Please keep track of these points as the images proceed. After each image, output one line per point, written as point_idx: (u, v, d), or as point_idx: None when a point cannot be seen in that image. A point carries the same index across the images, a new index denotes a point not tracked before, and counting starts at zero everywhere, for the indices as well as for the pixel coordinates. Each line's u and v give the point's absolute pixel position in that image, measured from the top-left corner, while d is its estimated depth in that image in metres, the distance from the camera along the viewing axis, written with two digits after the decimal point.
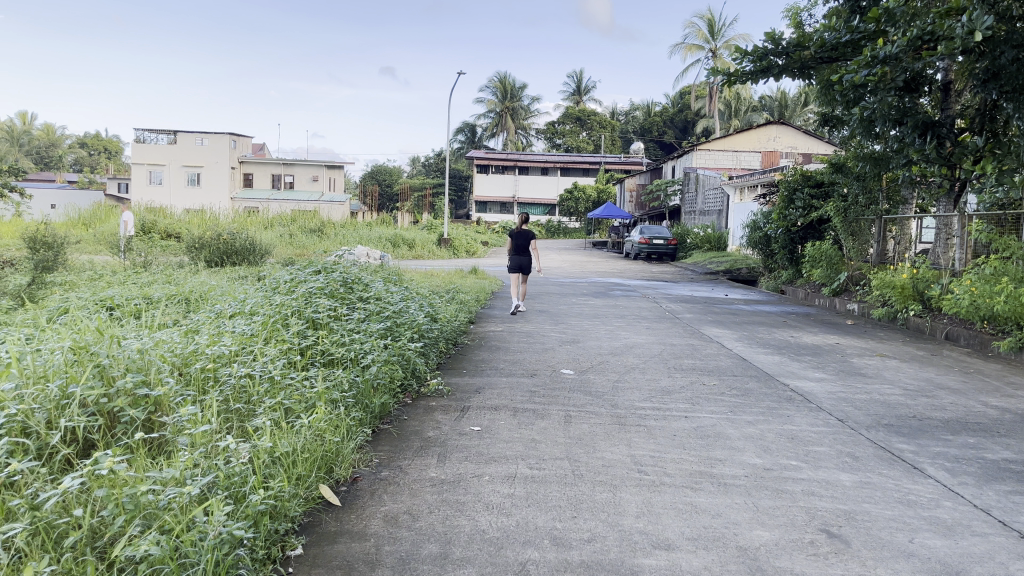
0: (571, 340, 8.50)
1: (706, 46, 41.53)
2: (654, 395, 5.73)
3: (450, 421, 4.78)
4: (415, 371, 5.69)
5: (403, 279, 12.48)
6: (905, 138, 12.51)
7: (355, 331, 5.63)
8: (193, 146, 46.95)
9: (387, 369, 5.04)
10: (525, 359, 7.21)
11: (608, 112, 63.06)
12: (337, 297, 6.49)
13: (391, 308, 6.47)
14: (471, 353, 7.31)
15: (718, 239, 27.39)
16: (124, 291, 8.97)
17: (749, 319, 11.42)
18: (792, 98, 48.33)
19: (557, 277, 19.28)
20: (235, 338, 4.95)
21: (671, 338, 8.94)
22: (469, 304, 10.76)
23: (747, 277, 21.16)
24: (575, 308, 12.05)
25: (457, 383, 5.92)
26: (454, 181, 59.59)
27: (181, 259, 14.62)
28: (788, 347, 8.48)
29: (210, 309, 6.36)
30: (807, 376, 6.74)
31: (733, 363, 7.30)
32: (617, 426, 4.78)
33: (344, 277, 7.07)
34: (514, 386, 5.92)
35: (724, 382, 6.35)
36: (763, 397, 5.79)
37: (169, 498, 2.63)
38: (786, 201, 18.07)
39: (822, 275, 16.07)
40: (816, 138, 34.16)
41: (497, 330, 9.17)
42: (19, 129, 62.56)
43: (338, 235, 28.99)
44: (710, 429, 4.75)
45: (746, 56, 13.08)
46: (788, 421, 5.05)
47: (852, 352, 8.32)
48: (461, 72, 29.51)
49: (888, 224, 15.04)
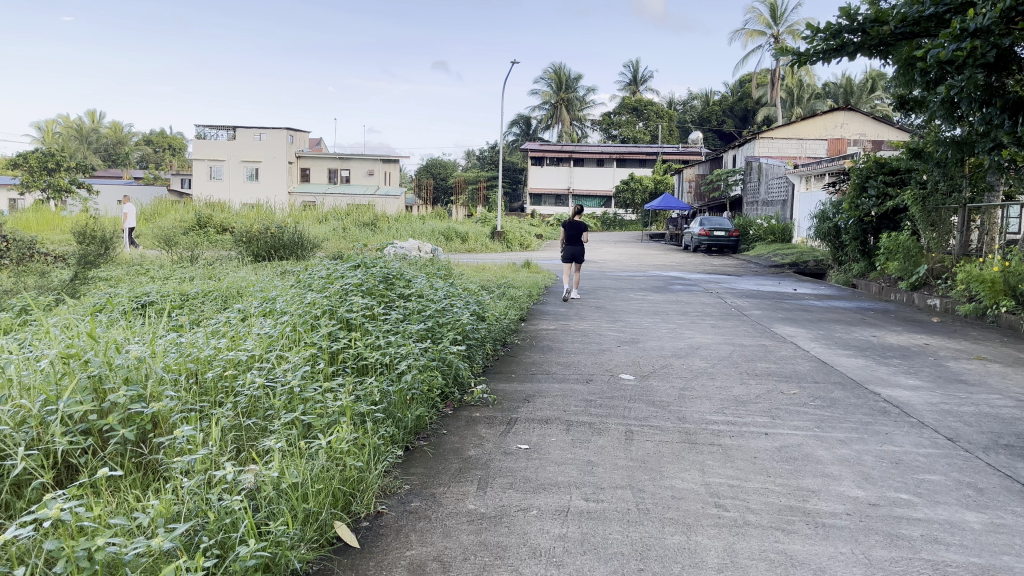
0: (630, 340, 7.85)
1: (768, 31, 40.06)
2: (726, 407, 5.05)
3: (494, 437, 4.22)
4: (458, 378, 5.15)
5: (452, 273, 11.99)
6: (993, 120, 11.51)
7: (392, 332, 5.13)
8: (251, 142, 47.50)
9: (425, 378, 4.51)
10: (579, 361, 6.58)
11: (664, 101, 61.63)
12: (375, 295, 5.99)
13: (433, 306, 5.93)
14: (520, 355, 6.72)
15: (782, 230, 26.20)
16: (161, 287, 8.63)
17: (823, 316, 10.56)
18: (858, 84, 46.38)
19: (614, 271, 18.56)
20: (257, 342, 4.48)
21: (740, 338, 8.17)
22: (520, 299, 10.20)
23: (814, 270, 20.08)
24: (633, 304, 11.37)
25: (503, 391, 5.35)
26: (508, 173, 59.10)
27: (229, 253, 14.40)
28: (872, 349, 7.64)
29: (238, 310, 5.94)
30: (900, 384, 5.96)
31: (812, 367, 6.54)
32: (686, 445, 4.13)
33: (384, 273, 6.58)
34: (568, 395, 5.32)
35: (806, 390, 5.62)
36: (853, 410, 5.05)
37: (133, 553, 2.13)
38: (858, 190, 16.97)
39: (899, 267, 14.95)
40: (886, 124, 32.53)
41: (550, 328, 8.55)
42: (87, 128, 64.70)
43: (392, 228, 28.78)
44: (797, 451, 4.06)
45: (818, 33, 12.15)
46: (889, 441, 4.32)
47: (947, 355, 7.44)
48: (515, 62, 28.94)
49: (972, 214, 14.01)
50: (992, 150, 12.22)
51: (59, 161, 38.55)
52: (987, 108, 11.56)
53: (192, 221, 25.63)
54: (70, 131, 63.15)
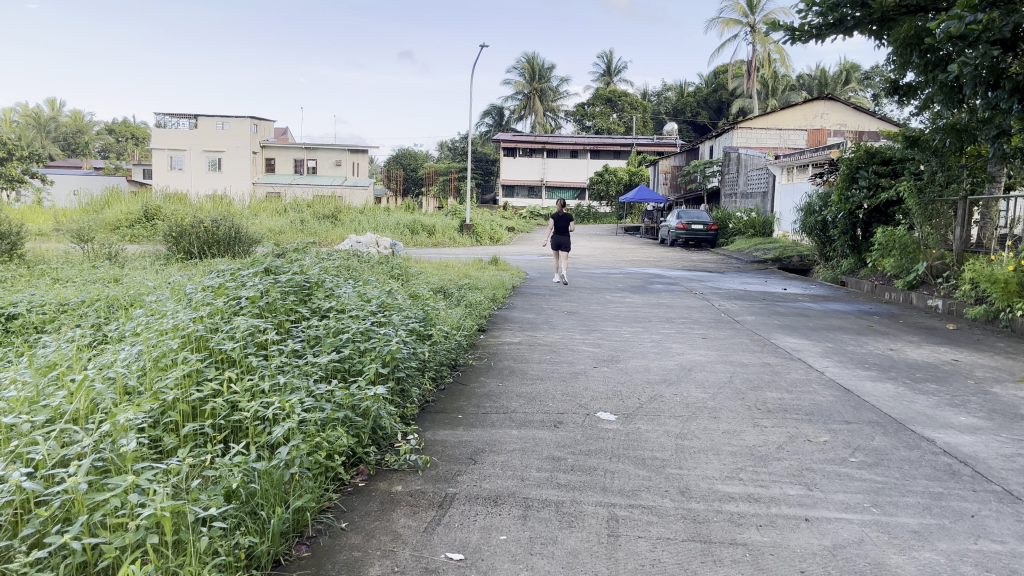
0: (610, 358, 6.53)
1: (744, 20, 38.83)
2: (742, 469, 3.73)
3: (416, 536, 2.88)
4: (379, 431, 3.80)
5: (404, 272, 10.59)
6: (1000, 104, 10.22)
7: (287, 370, 3.80)
8: (213, 130, 45.51)
9: (315, 448, 3.18)
10: (546, 391, 5.22)
11: (638, 92, 60.37)
12: (276, 312, 4.64)
13: (353, 328, 4.58)
14: (473, 383, 5.37)
15: (762, 224, 25.09)
16: (41, 293, 7.14)
17: (823, 322, 9.29)
18: (833, 75, 45.79)
19: (589, 267, 17.21)
20: (70, 398, 3.14)
21: (737, 354, 6.85)
22: (479, 305, 8.84)
23: (799, 266, 18.94)
24: (610, 308, 10.04)
25: (442, 444, 4.01)
26: (481, 164, 57.61)
27: (158, 250, 12.83)
28: (897, 369, 6.36)
29: (95, 337, 4.58)
30: (952, 424, 4.66)
31: (835, 397, 5.25)
32: (696, 551, 2.79)
33: (297, 283, 5.22)
34: (530, 449, 3.97)
35: (839, 437, 4.31)
36: (909, 472, 3.76)
37: None
38: (847, 180, 15.74)
39: (894, 264, 13.72)
40: (867, 114, 31.48)
41: (513, 341, 7.20)
42: (45, 116, 62.38)
43: (353, 221, 27.13)
44: (861, 559, 2.75)
45: (813, 6, 10.88)
46: (983, 533, 3.02)
47: (987, 376, 6.16)
48: (485, 46, 27.43)
49: (972, 205, 12.75)
50: (995, 138, 11.09)
51: (9, 150, 36.22)
52: (994, 92, 10.34)
53: (138, 216, 23.89)
54: (28, 120, 60.79)
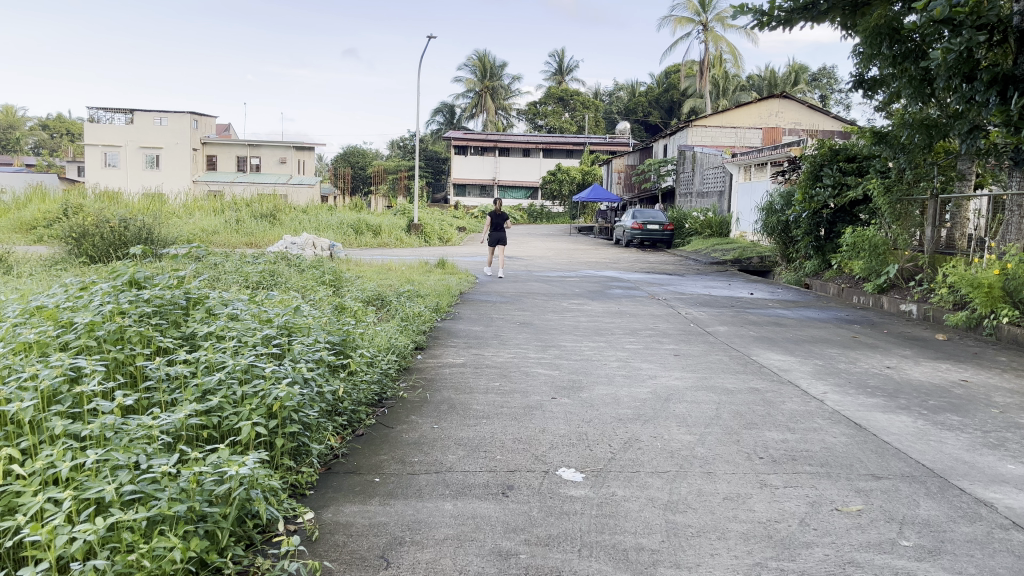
0: (572, 384, 5.44)
1: (697, 19, 38.24)
2: (762, 566, 2.67)
3: None
4: (249, 521, 2.67)
5: (336, 278, 9.38)
6: (975, 97, 9.13)
7: (107, 436, 2.65)
8: (150, 126, 43.28)
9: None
10: (493, 437, 4.11)
11: (590, 92, 59.77)
12: (119, 343, 3.45)
13: (226, 363, 3.42)
14: (400, 427, 4.21)
15: (719, 224, 24.39)
16: None
17: (802, 333, 8.37)
18: (782, 77, 45.70)
19: (542, 269, 16.17)
20: None
21: (718, 377, 5.81)
22: (417, 316, 7.68)
23: (759, 267, 18.19)
24: (568, 317, 8.99)
25: (346, 532, 2.86)
26: (431, 164, 56.32)
27: (57, 253, 11.31)
28: (906, 395, 5.39)
29: None
30: (1004, 478, 3.67)
31: (849, 440, 4.22)
32: None
33: (166, 301, 4.03)
34: (470, 540, 2.83)
35: (874, 504, 3.28)
36: (986, 564, 2.73)
37: None
38: (811, 178, 14.93)
39: (864, 267, 12.70)
40: (820, 113, 30.98)
41: (456, 363, 6.06)
42: None
43: (294, 220, 25.64)
44: None
45: None
46: None
47: (1010, 403, 5.24)
48: (433, 36, 26.16)
49: (944, 203, 11.99)
50: (969, 134, 9.98)
51: None
52: (969, 84, 9.24)
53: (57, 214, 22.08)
54: None
